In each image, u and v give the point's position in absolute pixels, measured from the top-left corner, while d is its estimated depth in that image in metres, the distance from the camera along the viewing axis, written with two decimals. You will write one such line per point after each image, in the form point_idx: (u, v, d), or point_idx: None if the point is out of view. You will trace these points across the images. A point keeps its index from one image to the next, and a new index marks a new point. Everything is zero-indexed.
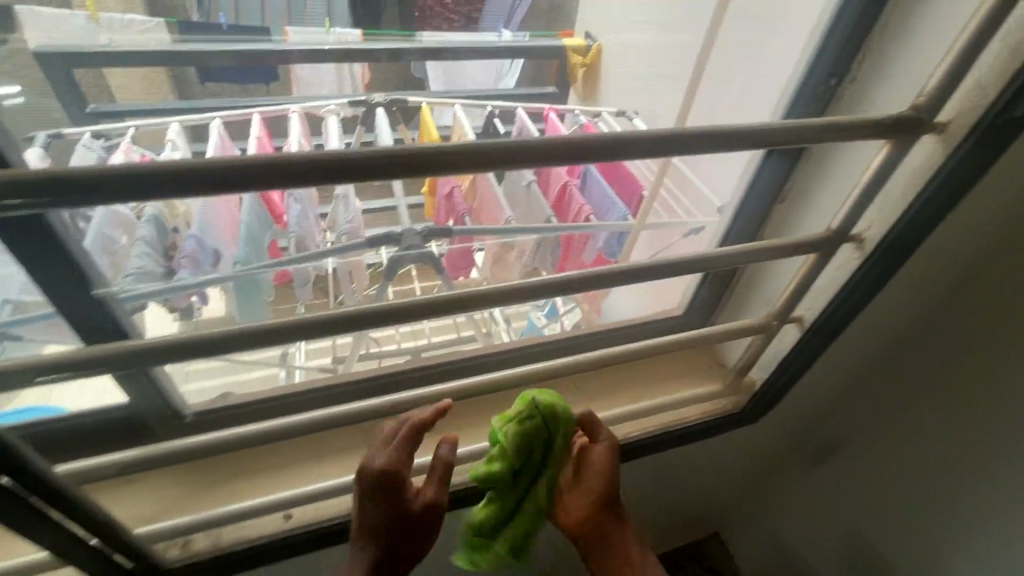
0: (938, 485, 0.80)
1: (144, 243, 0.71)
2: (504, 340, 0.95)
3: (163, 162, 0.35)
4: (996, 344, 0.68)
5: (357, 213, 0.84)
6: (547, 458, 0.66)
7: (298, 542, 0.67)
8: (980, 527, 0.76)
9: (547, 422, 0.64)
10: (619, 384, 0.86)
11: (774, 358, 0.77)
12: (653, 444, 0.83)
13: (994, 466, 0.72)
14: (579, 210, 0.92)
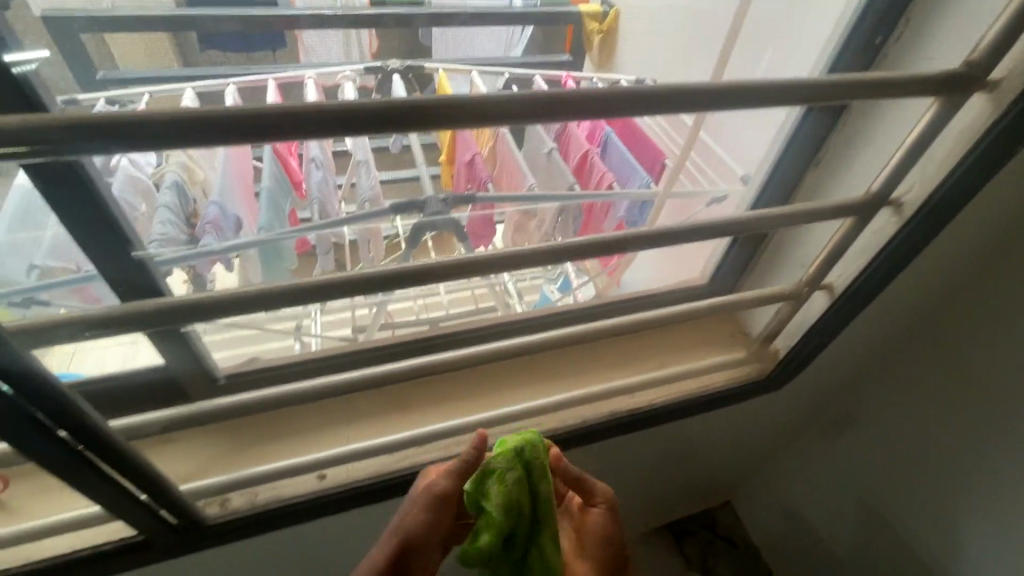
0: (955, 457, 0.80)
1: (168, 209, 0.68)
2: (518, 309, 0.94)
3: (192, 109, 0.33)
4: None
5: (378, 182, 0.80)
6: (540, 508, 0.54)
7: (333, 500, 0.68)
8: (994, 499, 0.77)
9: (532, 467, 0.55)
10: (643, 351, 0.86)
11: (801, 326, 0.77)
12: (678, 410, 0.83)
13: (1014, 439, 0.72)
14: (602, 176, 0.89)
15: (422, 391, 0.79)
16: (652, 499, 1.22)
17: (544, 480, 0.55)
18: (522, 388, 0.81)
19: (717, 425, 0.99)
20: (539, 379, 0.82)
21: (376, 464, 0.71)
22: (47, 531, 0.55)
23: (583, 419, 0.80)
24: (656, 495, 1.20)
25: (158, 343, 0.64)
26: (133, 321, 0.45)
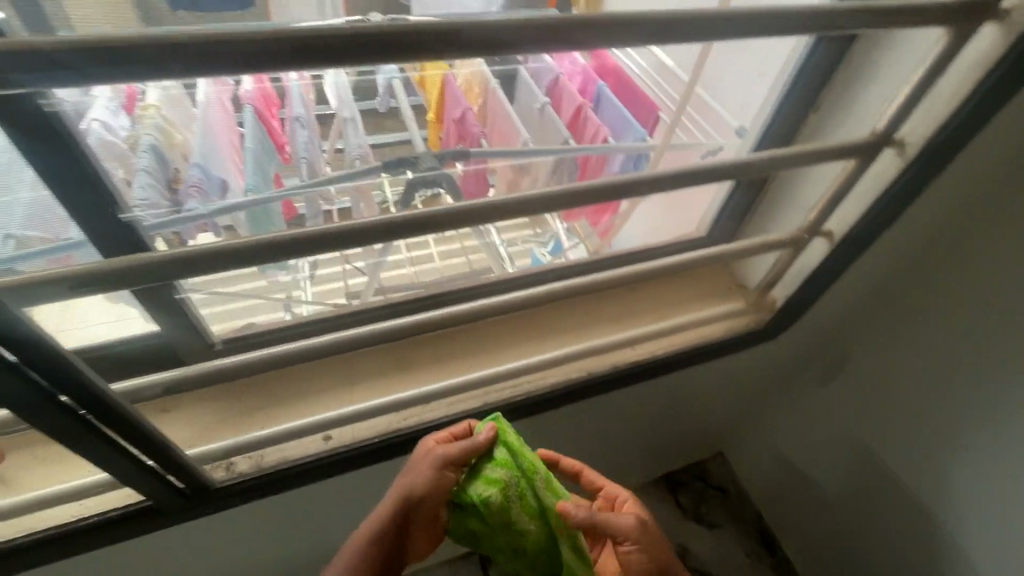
0: (944, 399, 0.83)
1: (146, 174, 0.60)
2: (512, 270, 0.86)
3: (174, 32, 0.30)
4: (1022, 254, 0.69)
5: (367, 142, 0.74)
6: (535, 519, 0.57)
7: (337, 460, 0.68)
8: (980, 438, 0.80)
9: (531, 480, 0.57)
10: (641, 304, 0.86)
11: (798, 273, 0.77)
12: (676, 361, 0.84)
13: (1002, 377, 0.75)
14: (596, 131, 0.82)
15: (421, 351, 0.78)
16: (646, 452, 1.24)
17: (542, 490, 0.57)
18: (520, 345, 0.81)
19: (713, 376, 1.01)
20: (540, 336, 0.82)
21: (380, 423, 0.71)
22: (54, 497, 0.54)
23: (587, 370, 0.80)
24: (651, 447, 1.23)
25: (151, 312, 0.65)
26: (121, 278, 0.43)
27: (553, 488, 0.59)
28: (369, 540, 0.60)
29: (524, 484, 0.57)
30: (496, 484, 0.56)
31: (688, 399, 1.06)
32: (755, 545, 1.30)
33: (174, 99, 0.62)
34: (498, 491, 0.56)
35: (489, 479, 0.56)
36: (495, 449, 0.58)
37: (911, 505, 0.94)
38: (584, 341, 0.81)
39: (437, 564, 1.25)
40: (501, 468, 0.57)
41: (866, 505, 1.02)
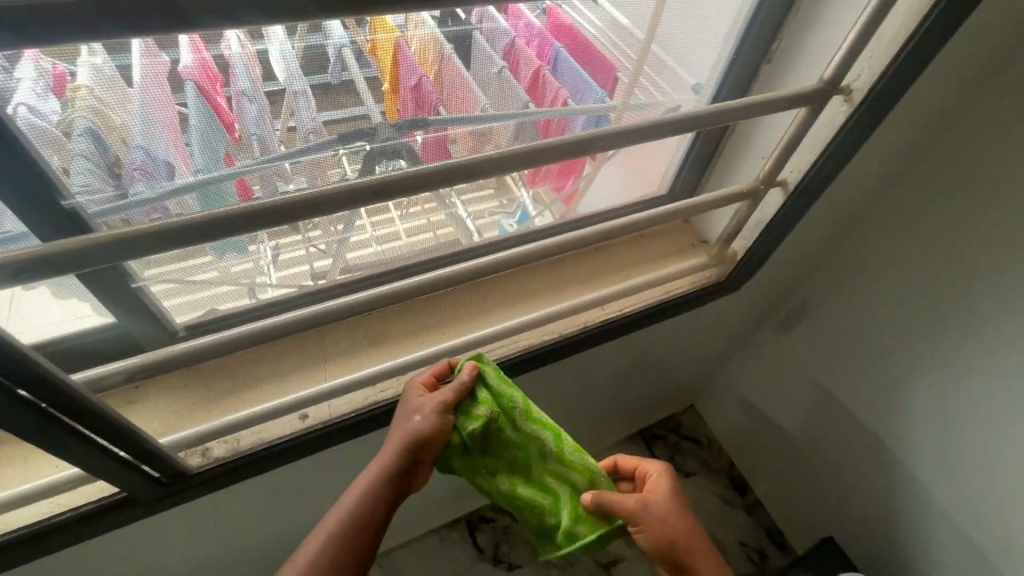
0: (897, 331, 0.89)
1: (84, 159, 0.57)
2: (479, 239, 0.87)
3: None
4: (967, 189, 0.75)
5: (322, 116, 0.66)
6: (512, 447, 0.65)
7: (316, 438, 0.68)
8: (928, 366, 0.86)
9: (510, 412, 0.65)
10: (607, 265, 0.88)
11: (757, 224, 0.80)
12: (645, 319, 0.86)
13: (948, 305, 0.81)
14: (555, 95, 0.81)
15: (392, 325, 0.78)
16: (622, 409, 1.29)
17: (512, 424, 0.65)
18: (491, 311, 0.81)
19: (682, 331, 1.05)
20: (512, 301, 0.83)
21: (357, 398, 0.71)
22: (26, 496, 0.53)
23: (562, 332, 0.82)
24: (627, 404, 1.27)
25: (108, 301, 0.63)
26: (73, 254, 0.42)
27: (534, 416, 0.66)
28: (362, 498, 0.62)
29: (505, 417, 0.65)
30: (478, 418, 0.63)
31: (659, 354, 1.10)
32: (727, 489, 1.37)
33: (111, 80, 0.53)
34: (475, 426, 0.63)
35: (473, 414, 0.64)
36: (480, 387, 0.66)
37: (864, 435, 1.01)
38: (555, 304, 0.82)
39: (422, 534, 1.27)
40: (484, 405, 0.64)
41: (826, 440, 1.09)
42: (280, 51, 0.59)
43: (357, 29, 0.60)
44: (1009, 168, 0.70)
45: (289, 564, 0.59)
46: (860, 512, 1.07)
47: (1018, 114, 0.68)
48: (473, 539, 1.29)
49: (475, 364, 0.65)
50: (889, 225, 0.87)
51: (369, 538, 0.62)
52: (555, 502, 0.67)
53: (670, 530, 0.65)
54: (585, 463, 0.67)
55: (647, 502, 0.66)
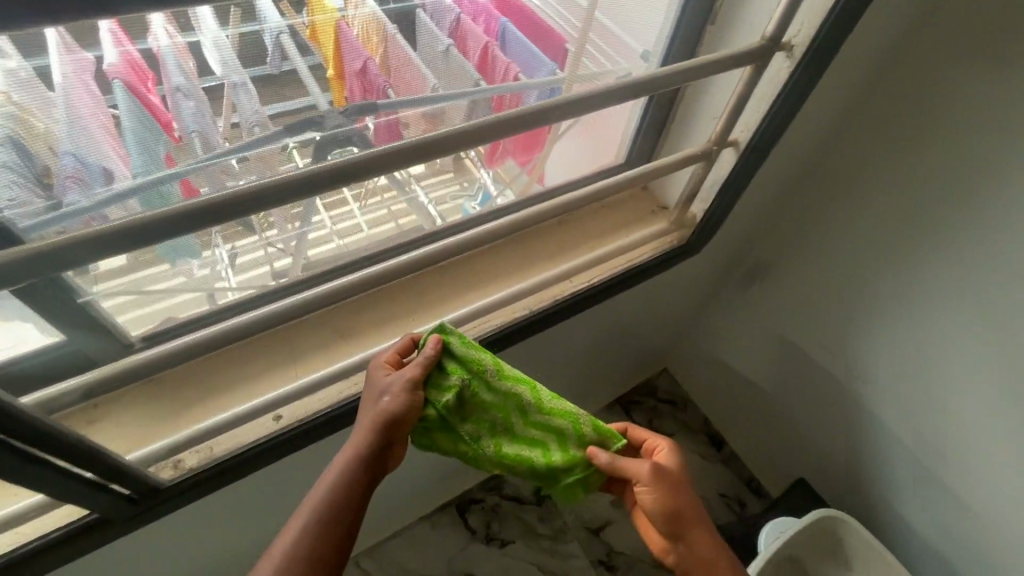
0: (850, 278, 0.93)
1: (9, 170, 0.53)
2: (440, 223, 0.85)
3: None
4: (909, 138, 0.78)
5: (264, 106, 0.62)
6: (489, 408, 0.67)
7: (291, 440, 0.67)
8: (883, 308, 0.90)
9: (481, 374, 0.66)
10: (570, 237, 0.88)
11: (712, 185, 0.81)
12: (613, 287, 0.87)
13: (896, 250, 0.85)
14: (506, 71, 0.80)
15: (360, 316, 0.77)
16: (598, 379, 1.31)
17: (485, 386, 0.67)
18: (459, 293, 0.81)
19: (649, 296, 1.07)
20: (479, 281, 0.83)
21: (329, 394, 0.70)
22: None
23: (533, 308, 0.82)
24: (603, 373, 1.30)
25: (52, 319, 0.60)
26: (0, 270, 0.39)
27: (506, 374, 0.67)
28: (336, 485, 0.60)
29: (477, 379, 0.66)
30: (452, 388, 0.64)
31: (627, 320, 1.12)
32: (705, 445, 1.42)
33: (28, 82, 0.49)
34: (450, 394, 0.64)
35: (446, 384, 0.65)
36: (446, 355, 0.66)
37: (828, 379, 1.06)
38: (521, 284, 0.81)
39: (412, 522, 1.28)
40: (455, 373, 0.66)
41: (793, 387, 1.14)
42: (214, 41, 0.55)
43: (296, 13, 0.58)
44: (946, 112, 0.73)
45: (264, 559, 0.56)
46: (828, 452, 1.13)
47: (949, 60, 0.71)
48: (464, 521, 1.30)
49: (439, 338, 0.66)
50: (836, 174, 0.90)
51: (347, 524, 0.60)
52: (545, 454, 0.68)
53: (669, 499, 0.67)
54: (568, 410, 0.68)
55: (658, 470, 0.68)
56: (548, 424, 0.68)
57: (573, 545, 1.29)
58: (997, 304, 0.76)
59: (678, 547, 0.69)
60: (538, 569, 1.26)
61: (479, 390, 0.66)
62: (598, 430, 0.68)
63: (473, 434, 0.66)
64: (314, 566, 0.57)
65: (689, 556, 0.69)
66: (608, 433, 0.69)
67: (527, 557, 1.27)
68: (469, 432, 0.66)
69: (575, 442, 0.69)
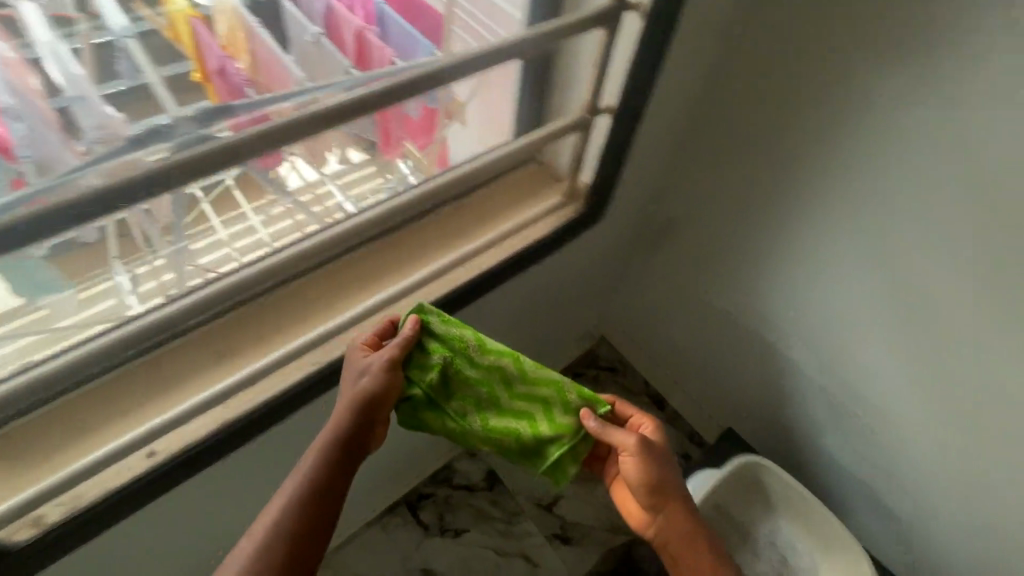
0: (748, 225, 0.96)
1: None
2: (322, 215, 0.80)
3: None
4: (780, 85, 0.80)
5: (109, 116, 0.62)
6: (473, 383, 0.72)
7: (168, 474, 0.63)
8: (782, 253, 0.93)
9: (465, 352, 0.71)
10: (465, 220, 0.86)
11: (593, 154, 0.81)
12: (511, 267, 0.85)
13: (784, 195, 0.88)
14: (381, 55, 0.78)
15: (243, 332, 0.73)
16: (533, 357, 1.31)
17: (468, 364, 0.71)
18: (350, 296, 0.78)
19: (562, 269, 1.06)
20: (370, 278, 0.80)
21: (211, 416, 0.66)
22: None
23: (425, 296, 0.78)
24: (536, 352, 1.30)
25: None
26: None
27: (488, 350, 0.72)
28: (319, 460, 0.65)
29: (459, 357, 0.71)
30: (433, 367, 0.70)
31: (548, 296, 1.11)
32: (648, 407, 1.42)
33: None
34: (432, 377, 0.70)
35: (429, 366, 0.70)
36: (427, 336, 0.71)
37: (737, 331, 1.10)
38: (410, 278, 0.78)
39: (361, 526, 1.25)
40: (436, 354, 0.71)
41: (713, 341, 1.17)
42: (57, 54, 0.62)
43: (157, 18, 0.68)
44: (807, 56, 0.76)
45: (247, 535, 0.61)
46: (750, 400, 1.17)
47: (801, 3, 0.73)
48: (416, 517, 1.29)
49: (415, 318, 0.69)
50: (715, 136, 0.93)
51: (331, 497, 0.64)
52: (530, 422, 0.73)
53: (657, 470, 0.71)
54: (552, 378, 0.74)
55: (645, 442, 0.71)
56: (532, 393, 0.73)
57: (527, 523, 1.31)
58: (864, 236, 0.82)
59: (656, 520, 0.73)
60: (497, 553, 1.27)
61: (462, 367, 0.71)
62: (581, 395, 0.73)
63: (460, 411, 0.72)
64: (294, 535, 0.62)
65: (671, 534, 0.72)
66: (592, 398, 0.73)
67: (484, 543, 1.28)
68: (456, 409, 0.72)
69: (559, 411, 0.73)
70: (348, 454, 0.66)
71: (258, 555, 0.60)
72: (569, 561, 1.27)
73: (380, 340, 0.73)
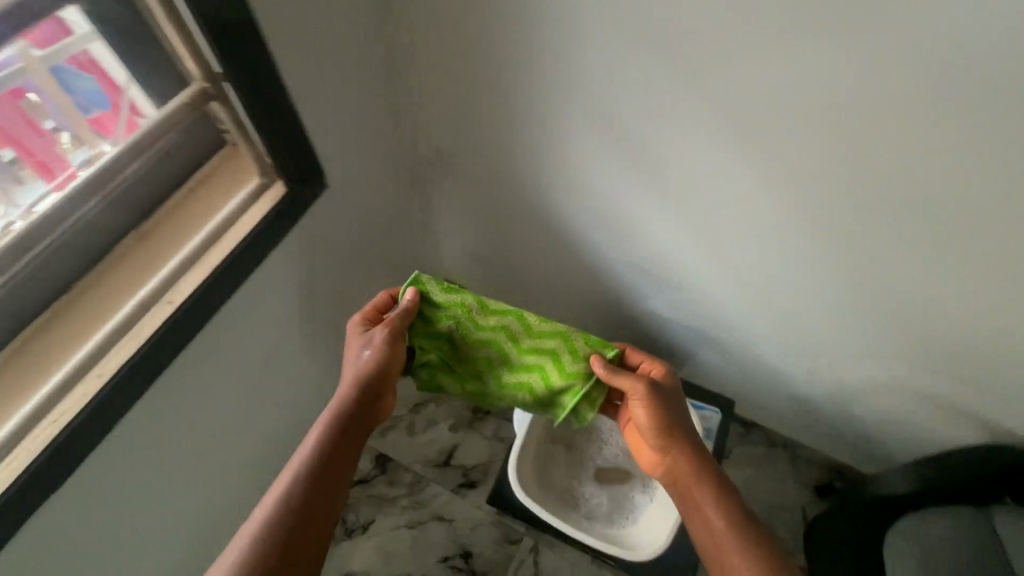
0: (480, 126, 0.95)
1: None
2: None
3: None
4: None
5: None
6: (479, 347, 0.83)
7: None
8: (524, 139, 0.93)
9: (469, 314, 0.82)
10: (157, 242, 0.73)
11: (246, 123, 0.73)
12: (216, 293, 0.72)
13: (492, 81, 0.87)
14: None
15: None
16: None
17: (475, 328, 0.82)
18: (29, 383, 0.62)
19: (340, 246, 0.97)
20: (50, 353, 0.64)
21: None
22: None
23: (128, 349, 0.65)
24: None
25: None
26: None
27: (490, 310, 0.82)
28: (327, 432, 0.74)
29: (465, 320, 0.82)
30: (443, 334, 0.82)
31: (346, 278, 1.02)
32: None
33: None
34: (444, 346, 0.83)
35: (439, 333, 0.83)
36: (429, 306, 0.82)
37: (538, 237, 1.11)
38: (86, 348, 0.64)
39: None
40: (444, 321, 0.82)
41: (529, 251, 1.16)
42: None
43: None
44: None
45: (258, 508, 0.67)
46: (584, 297, 1.19)
47: None
48: None
49: (413, 290, 0.81)
50: (419, 50, 0.88)
51: (337, 467, 0.72)
52: (542, 374, 0.82)
53: (665, 411, 0.76)
54: (553, 328, 0.81)
55: (653, 384, 0.77)
56: (538, 345, 0.81)
57: (431, 487, 1.30)
58: (569, 101, 0.83)
59: (666, 464, 0.77)
60: (410, 528, 1.25)
61: (469, 331, 0.82)
62: (589, 343, 0.81)
63: (474, 370, 0.84)
64: (303, 503, 0.68)
65: (682, 485, 0.75)
66: (599, 344, 0.80)
67: (394, 525, 1.26)
68: (471, 370, 0.85)
69: (569, 359, 0.80)
70: (350, 428, 0.75)
71: (268, 526, 0.65)
72: (481, 503, 1.28)
73: (380, 316, 0.85)
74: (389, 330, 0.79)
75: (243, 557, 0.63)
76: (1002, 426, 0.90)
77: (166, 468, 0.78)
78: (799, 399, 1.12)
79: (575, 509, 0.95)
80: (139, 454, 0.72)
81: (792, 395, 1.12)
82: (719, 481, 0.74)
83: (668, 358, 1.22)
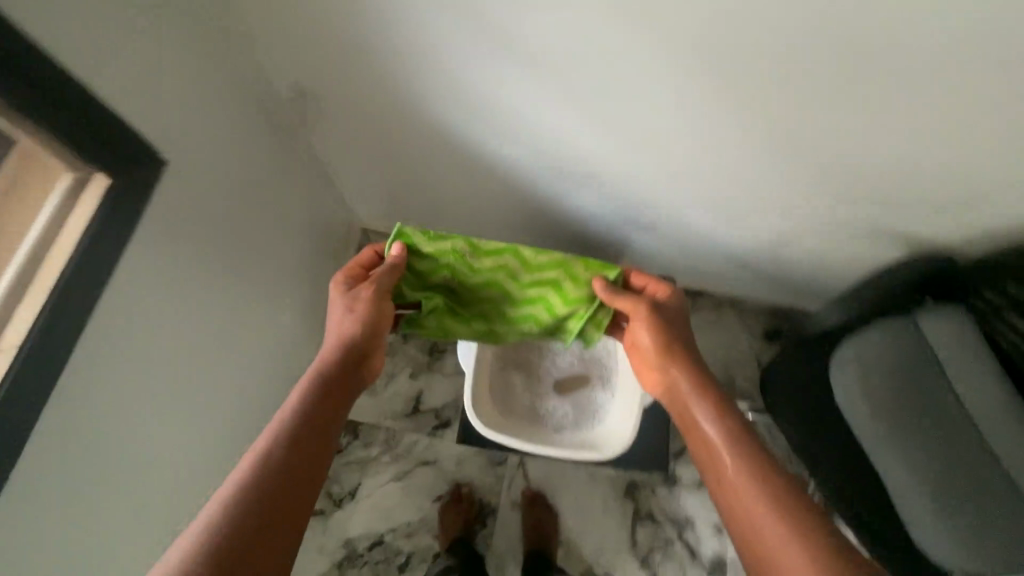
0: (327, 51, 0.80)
1: None
2: None
3: None
4: None
5: None
6: (481, 288, 0.85)
7: None
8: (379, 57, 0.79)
9: (462, 259, 0.82)
10: None
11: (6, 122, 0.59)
12: (70, 321, 0.61)
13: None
14: None
15: None
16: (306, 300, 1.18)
17: (472, 271, 0.83)
18: None
19: (217, 224, 0.85)
20: None
21: None
22: None
23: None
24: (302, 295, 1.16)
25: None
26: None
27: (484, 253, 0.83)
28: (309, 393, 0.68)
29: (459, 265, 0.82)
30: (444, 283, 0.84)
31: (240, 256, 0.91)
32: None
33: None
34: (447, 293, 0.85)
35: (439, 281, 0.84)
36: (418, 258, 0.81)
37: (441, 161, 1.02)
38: None
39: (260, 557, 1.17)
40: (439, 270, 0.83)
41: (435, 176, 1.07)
42: None
43: None
44: None
45: (234, 471, 0.60)
46: (506, 209, 1.12)
47: None
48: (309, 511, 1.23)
49: (399, 246, 0.80)
50: None
51: (320, 429, 0.66)
52: (546, 304, 0.86)
53: (662, 327, 0.77)
54: (552, 258, 0.83)
55: (654, 304, 0.80)
56: (539, 279, 0.84)
57: (406, 435, 1.29)
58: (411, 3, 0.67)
59: (665, 381, 0.77)
60: (396, 480, 1.26)
61: (467, 274, 0.83)
62: (589, 267, 0.84)
63: (479, 309, 0.88)
64: (283, 465, 0.61)
65: (682, 403, 0.74)
66: (598, 266, 0.84)
67: (381, 481, 1.26)
68: (477, 310, 0.88)
69: (572, 286, 0.84)
70: (333, 390, 0.70)
71: (246, 490, 0.58)
72: (458, 438, 1.29)
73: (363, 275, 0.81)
74: (382, 296, 0.77)
75: (218, 525, 0.55)
76: (923, 243, 0.92)
77: (96, 513, 0.71)
78: (735, 258, 1.13)
79: (544, 424, 0.96)
80: (56, 513, 0.65)
81: (726, 256, 1.14)
82: (717, 395, 0.72)
83: (602, 251, 1.20)
